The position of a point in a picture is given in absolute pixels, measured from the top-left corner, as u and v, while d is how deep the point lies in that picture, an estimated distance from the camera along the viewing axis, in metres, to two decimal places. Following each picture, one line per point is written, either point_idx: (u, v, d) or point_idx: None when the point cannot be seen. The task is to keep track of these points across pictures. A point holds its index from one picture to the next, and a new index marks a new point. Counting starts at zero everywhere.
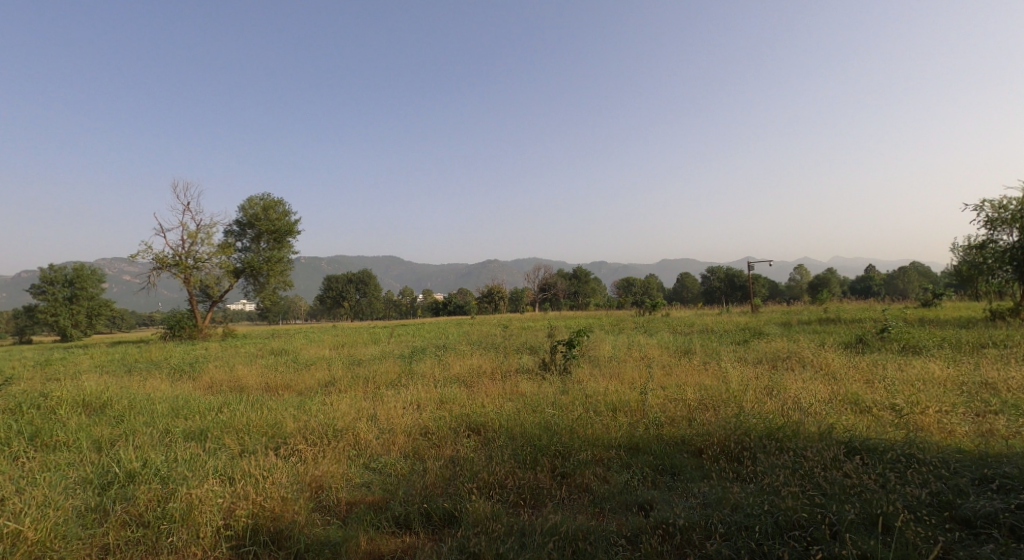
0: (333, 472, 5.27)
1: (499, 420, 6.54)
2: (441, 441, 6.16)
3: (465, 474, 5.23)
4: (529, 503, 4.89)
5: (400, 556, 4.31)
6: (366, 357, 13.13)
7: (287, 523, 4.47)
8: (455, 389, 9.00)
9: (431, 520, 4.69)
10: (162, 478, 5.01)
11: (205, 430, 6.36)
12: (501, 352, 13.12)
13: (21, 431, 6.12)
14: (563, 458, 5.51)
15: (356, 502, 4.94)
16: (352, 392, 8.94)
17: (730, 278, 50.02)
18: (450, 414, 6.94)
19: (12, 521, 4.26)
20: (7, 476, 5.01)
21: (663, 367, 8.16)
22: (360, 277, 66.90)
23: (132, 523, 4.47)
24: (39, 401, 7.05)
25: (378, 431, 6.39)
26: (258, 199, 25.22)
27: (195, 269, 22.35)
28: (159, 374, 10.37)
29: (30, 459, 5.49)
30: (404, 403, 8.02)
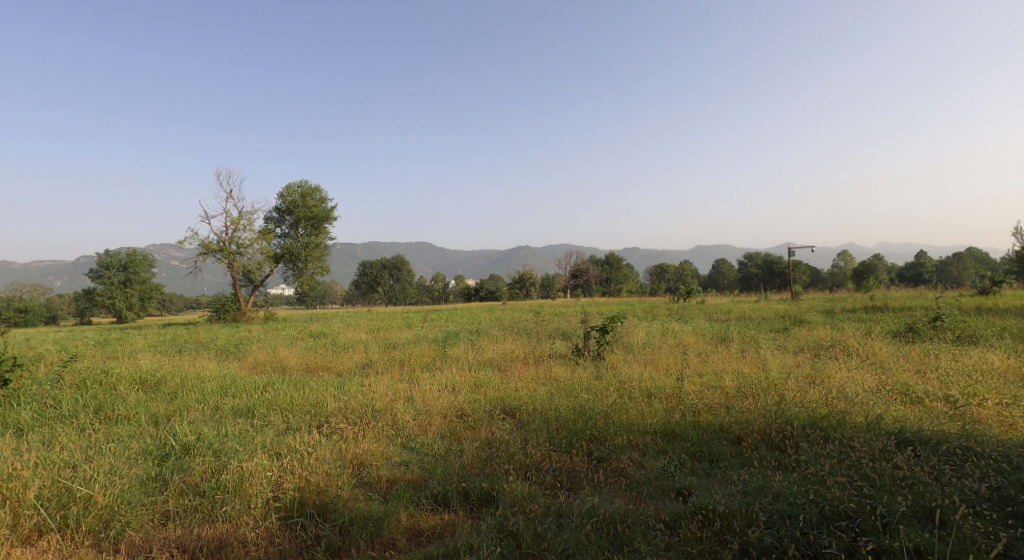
0: (373, 451, 5.41)
1: (535, 404, 6.58)
2: (477, 423, 6.24)
3: (502, 455, 5.30)
4: (565, 485, 4.93)
5: (440, 532, 4.41)
6: (401, 340, 13.39)
7: (332, 497, 4.63)
8: (490, 373, 9.08)
9: (469, 499, 4.79)
10: (215, 451, 5.22)
11: (252, 407, 6.59)
12: (534, 338, 13.18)
13: (86, 404, 6.45)
14: (598, 442, 5.53)
15: (395, 479, 5.06)
16: (389, 374, 9.14)
17: (770, 265, 48.85)
18: (485, 397, 7.02)
19: (83, 487, 4.52)
20: (76, 445, 5.30)
21: (699, 354, 8.07)
22: (394, 263, 67.82)
23: (189, 492, 4.68)
24: (100, 377, 7.41)
25: (415, 412, 6.52)
26: (297, 186, 25.64)
27: (238, 254, 23.02)
28: (208, 354, 10.79)
29: (95, 430, 5.79)
30: (440, 385, 8.13)
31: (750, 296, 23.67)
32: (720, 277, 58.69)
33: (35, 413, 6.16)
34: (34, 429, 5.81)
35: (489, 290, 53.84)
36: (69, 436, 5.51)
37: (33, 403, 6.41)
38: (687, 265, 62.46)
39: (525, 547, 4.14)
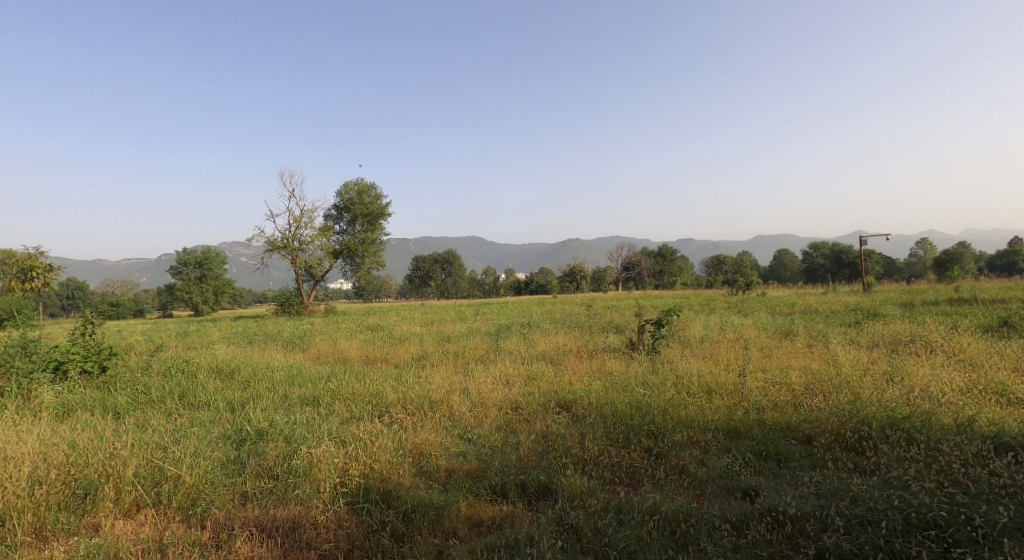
0: (431, 441, 5.50)
1: (590, 398, 6.52)
2: (533, 416, 6.24)
3: (558, 449, 5.28)
4: (624, 481, 4.86)
5: (500, 522, 4.43)
6: (455, 333, 13.55)
7: (394, 485, 4.74)
8: (543, 366, 9.04)
9: (526, 491, 4.79)
10: (286, 437, 5.44)
11: (317, 396, 6.81)
12: (587, 331, 13.09)
13: (171, 390, 6.85)
14: (656, 438, 5.43)
15: (454, 469, 5.12)
16: (444, 366, 9.27)
17: (840, 255, 46.56)
18: (540, 390, 6.99)
19: (173, 466, 4.79)
20: (165, 428, 5.63)
21: (762, 349, 7.78)
22: (447, 257, 68.73)
23: (265, 475, 4.89)
24: (182, 366, 7.86)
25: (471, 404, 6.58)
26: (353, 183, 26.28)
27: (300, 250, 24.02)
28: (276, 345, 11.27)
29: (180, 415, 6.12)
30: (495, 378, 8.18)
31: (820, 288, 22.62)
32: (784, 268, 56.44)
33: (129, 397, 6.57)
34: (128, 411, 6.20)
35: (541, 283, 53.72)
36: (158, 419, 5.85)
37: (127, 388, 6.86)
38: (747, 256, 60.43)
39: (586, 541, 4.13)
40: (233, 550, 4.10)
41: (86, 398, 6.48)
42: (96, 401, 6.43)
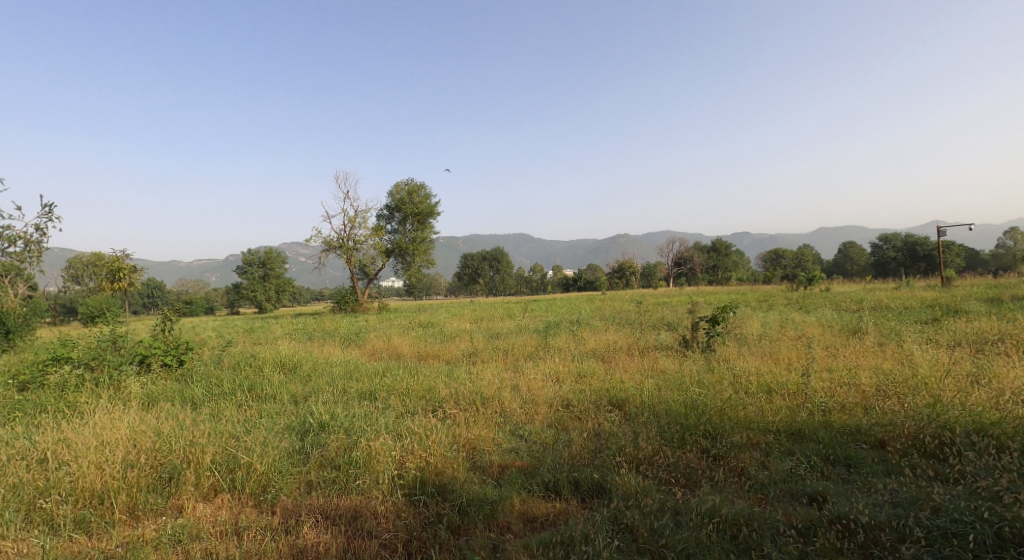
0: (483, 437, 5.52)
1: (643, 396, 6.39)
2: (584, 414, 6.17)
3: (611, 448, 5.20)
4: (681, 481, 4.74)
5: (553, 519, 4.41)
6: (504, 331, 13.58)
7: (449, 478, 4.79)
8: (594, 363, 8.94)
9: (580, 489, 4.75)
10: (346, 430, 5.58)
11: (373, 391, 6.95)
12: (638, 328, 12.85)
13: (240, 383, 7.15)
14: (713, 439, 5.27)
15: (507, 465, 5.12)
16: (494, 363, 9.30)
17: (913, 247, 44.12)
18: (591, 388, 6.91)
19: (245, 454, 4.98)
20: (236, 418, 5.87)
21: (827, 348, 7.42)
22: (495, 254, 69.06)
23: (327, 465, 5.02)
24: (250, 361, 8.20)
25: (522, 400, 6.57)
26: (403, 183, 26.69)
27: (355, 249, 24.69)
28: (333, 342, 11.61)
29: (249, 406, 6.38)
30: (545, 375, 8.15)
31: (892, 283, 21.37)
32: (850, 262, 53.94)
33: (205, 388, 6.90)
34: (204, 402, 6.51)
35: (589, 280, 53.16)
36: (230, 410, 6.11)
37: (202, 380, 7.20)
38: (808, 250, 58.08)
39: (642, 541, 4.05)
40: (300, 535, 4.23)
41: (167, 389, 6.83)
42: (175, 391, 6.79)
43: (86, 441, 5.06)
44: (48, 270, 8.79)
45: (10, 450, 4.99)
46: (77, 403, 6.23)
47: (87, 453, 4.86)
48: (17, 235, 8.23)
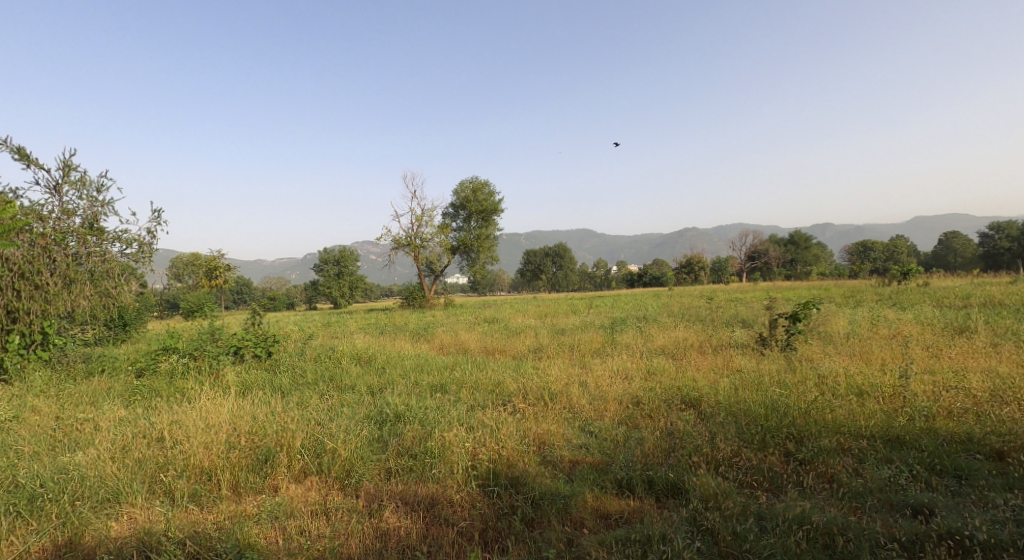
0: (553, 432, 5.46)
1: (718, 396, 6.13)
2: (656, 412, 5.99)
3: (686, 447, 5.02)
4: (764, 485, 4.53)
5: (628, 517, 4.32)
6: (570, 326, 13.48)
7: (521, 471, 4.78)
8: (664, 360, 8.70)
9: (654, 488, 4.62)
10: (420, 421, 5.67)
11: (443, 384, 7.04)
12: (710, 325, 12.39)
13: (321, 374, 7.45)
14: (797, 442, 4.99)
15: (578, 461, 5.04)
16: (561, 359, 9.23)
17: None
18: (663, 385, 6.70)
19: (330, 441, 5.15)
20: (320, 407, 6.10)
21: (926, 348, 6.85)
22: (559, 251, 68.74)
23: (404, 454, 5.11)
24: (329, 353, 8.54)
25: (591, 397, 6.46)
26: (468, 182, 26.93)
27: (422, 247, 25.37)
28: (404, 336, 11.92)
29: (330, 396, 6.62)
30: (614, 371, 8.00)
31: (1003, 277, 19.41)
32: (953, 254, 50.01)
33: (291, 378, 7.24)
34: (291, 390, 6.82)
35: (656, 276, 51.92)
36: (314, 399, 6.37)
37: (288, 370, 7.56)
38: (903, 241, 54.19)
39: (724, 545, 3.90)
40: (382, 519, 4.34)
41: (258, 377, 7.20)
42: (264, 379, 7.15)
43: (194, 423, 5.37)
44: (159, 270, 9.41)
45: (132, 428, 5.37)
46: (184, 388, 6.66)
47: (197, 434, 5.15)
48: (132, 237, 8.90)
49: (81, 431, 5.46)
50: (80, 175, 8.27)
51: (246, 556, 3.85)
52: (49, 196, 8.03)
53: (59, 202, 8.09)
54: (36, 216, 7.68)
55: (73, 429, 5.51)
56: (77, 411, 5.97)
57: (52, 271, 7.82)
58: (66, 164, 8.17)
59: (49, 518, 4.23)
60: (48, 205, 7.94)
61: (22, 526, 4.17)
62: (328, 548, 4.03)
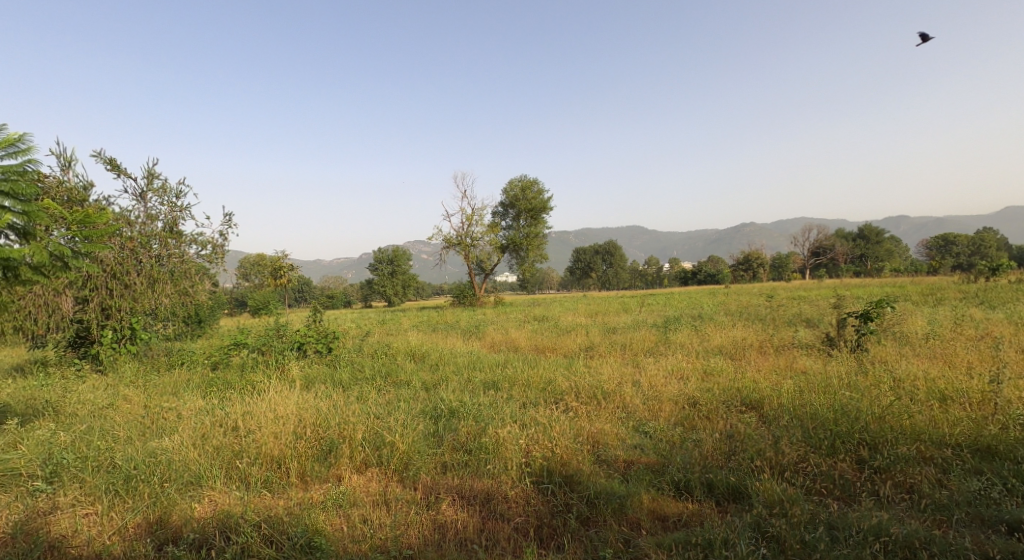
0: (607, 431, 5.37)
1: (781, 398, 5.87)
2: (713, 413, 5.79)
3: (748, 450, 4.83)
4: (834, 493, 4.34)
5: (687, 520, 4.22)
6: (622, 325, 13.26)
7: (575, 470, 4.73)
8: (722, 360, 8.42)
9: (714, 491, 4.49)
10: (474, 417, 5.69)
11: (496, 381, 7.04)
12: (770, 324, 11.89)
13: (378, 369, 7.59)
14: (871, 449, 4.74)
15: (633, 461, 4.94)
16: (613, 357, 9.08)
17: None
18: (721, 386, 6.47)
19: (389, 434, 5.23)
20: (378, 401, 6.21)
21: (1018, 352, 6.33)
22: (609, 248, 67.91)
23: (459, 449, 5.14)
24: (385, 350, 8.70)
25: (645, 396, 6.31)
26: (517, 180, 26.92)
27: (471, 246, 25.65)
28: (456, 334, 12.02)
29: (387, 391, 6.74)
30: (668, 371, 7.79)
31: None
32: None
33: (351, 374, 7.41)
34: (350, 385, 6.99)
35: (710, 273, 50.40)
36: (373, 394, 6.50)
37: (347, 365, 7.76)
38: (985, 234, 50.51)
39: (791, 554, 3.77)
40: (439, 512, 4.38)
41: (320, 372, 7.42)
42: (325, 374, 7.36)
43: (265, 413, 5.58)
44: (230, 271, 9.85)
45: (210, 418, 5.62)
46: (254, 381, 6.94)
47: (267, 424, 5.34)
48: (207, 239, 9.36)
49: (166, 419, 5.76)
50: (162, 182, 8.75)
51: (316, 543, 3.95)
52: (135, 203, 8.54)
53: (143, 208, 8.59)
54: (125, 221, 8.18)
55: (160, 417, 5.81)
56: (162, 400, 6.30)
57: (138, 272, 8.32)
58: (149, 173, 8.67)
59: (143, 497, 4.46)
60: (135, 212, 8.45)
61: (120, 504, 4.40)
62: (390, 537, 4.08)
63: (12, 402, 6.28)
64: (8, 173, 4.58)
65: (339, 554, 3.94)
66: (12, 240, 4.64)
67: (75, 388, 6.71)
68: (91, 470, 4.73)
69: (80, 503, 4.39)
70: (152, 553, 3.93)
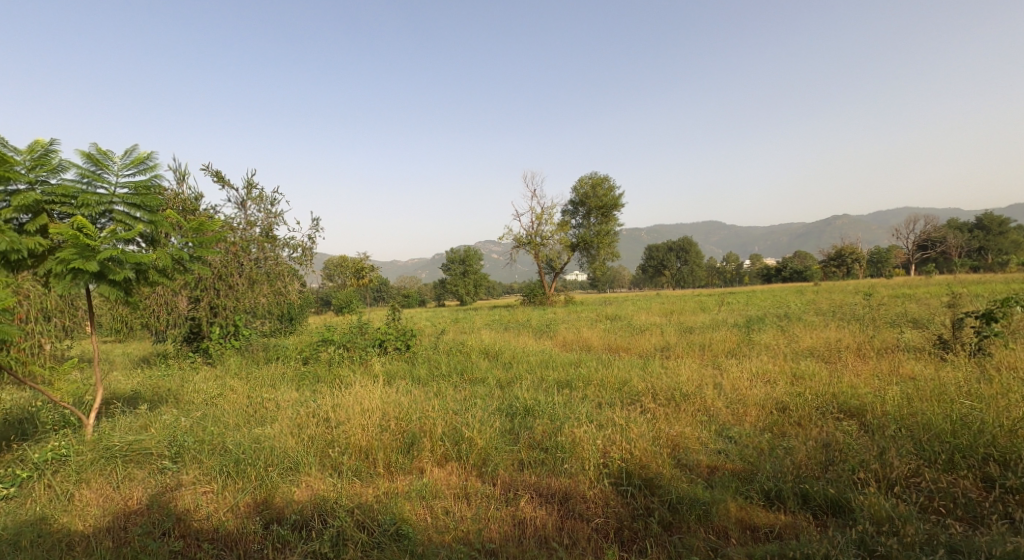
0: (688, 434, 5.07)
1: (885, 404, 5.34)
2: (807, 420, 5.35)
3: (849, 460, 4.42)
4: (955, 514, 3.92)
5: (780, 532, 3.93)
6: (699, 325, 12.68)
7: (655, 473, 4.50)
8: (813, 363, 7.83)
9: (810, 503, 4.16)
10: (551, 416, 5.56)
11: (570, 380, 6.87)
12: (869, 325, 10.95)
13: (453, 366, 7.62)
14: (1000, 467, 4.24)
15: (717, 467, 4.64)
16: (691, 358, 8.68)
17: None
18: (816, 391, 5.97)
19: (467, 429, 5.20)
20: (455, 398, 6.22)
21: None
22: (682, 245, 65.60)
23: (536, 447, 5.03)
24: (460, 348, 8.75)
25: (728, 399, 5.94)
26: (587, 178, 26.51)
27: (541, 245, 25.52)
28: (528, 332, 11.93)
29: (463, 387, 6.74)
30: (754, 373, 7.32)
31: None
32: None
33: (428, 370, 7.49)
34: (429, 381, 7.05)
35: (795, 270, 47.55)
36: (450, 390, 6.52)
37: (424, 362, 7.85)
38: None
39: None
40: (518, 508, 4.28)
41: (400, 368, 7.55)
42: (402, 370, 7.48)
43: (352, 406, 5.71)
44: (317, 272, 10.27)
45: (304, 408, 5.83)
46: (340, 376, 7.16)
47: (355, 416, 5.45)
48: (298, 243, 9.79)
49: (267, 408, 6.03)
50: (259, 191, 9.23)
51: (404, 531, 3.97)
52: (237, 211, 9.06)
53: (244, 216, 9.10)
54: (229, 227, 8.70)
55: (261, 406, 6.09)
56: (263, 391, 6.61)
57: (240, 273, 8.82)
58: (249, 183, 9.18)
59: (251, 479, 4.65)
60: (237, 219, 8.96)
61: (233, 485, 4.60)
62: (473, 530, 4.04)
63: (140, 388, 6.82)
64: (139, 188, 4.99)
65: (425, 543, 3.94)
66: (143, 247, 5.06)
67: (191, 379, 7.18)
68: (208, 452, 4.98)
69: (200, 482, 4.63)
70: (260, 531, 4.08)
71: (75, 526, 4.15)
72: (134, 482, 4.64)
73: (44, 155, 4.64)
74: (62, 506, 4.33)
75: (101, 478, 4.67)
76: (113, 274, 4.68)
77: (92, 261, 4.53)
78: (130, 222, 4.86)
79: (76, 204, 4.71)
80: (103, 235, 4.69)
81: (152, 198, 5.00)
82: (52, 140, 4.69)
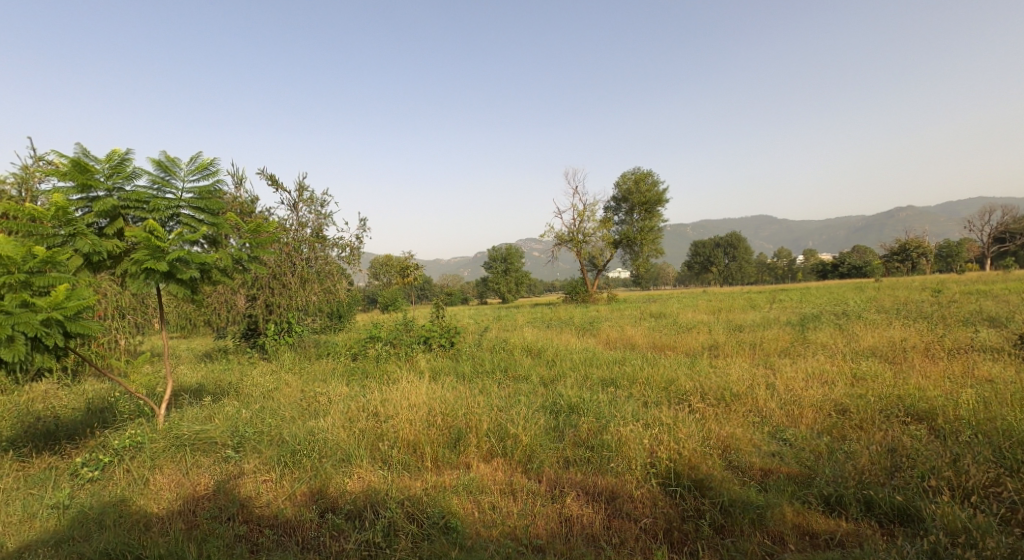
0: (739, 435, 4.82)
1: (957, 408, 4.95)
2: (869, 423, 5.02)
3: (916, 466, 4.11)
4: None
5: (842, 540, 3.70)
6: (749, 324, 12.22)
7: (705, 474, 4.29)
8: (875, 364, 7.38)
9: (875, 511, 3.89)
10: (597, 414, 5.41)
11: (615, 379, 6.69)
12: (935, 325, 10.27)
13: (497, 364, 7.55)
14: None
15: (771, 469, 4.39)
16: (742, 358, 8.34)
17: None
18: (879, 392, 5.60)
19: (512, 426, 5.12)
20: (499, 395, 6.14)
21: None
22: (730, 241, 63.69)
23: (580, 444, 4.89)
24: (502, 345, 8.68)
25: (783, 400, 5.64)
26: (631, 174, 26.07)
27: (584, 242, 25.20)
28: (570, 330, 11.77)
29: (507, 384, 6.66)
30: (810, 374, 6.96)
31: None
32: None
33: (472, 367, 7.45)
34: (473, 378, 7.01)
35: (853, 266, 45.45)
36: (494, 387, 6.45)
37: (468, 359, 7.82)
38: None
39: None
40: (564, 505, 4.17)
41: (445, 364, 7.54)
42: (445, 366, 7.47)
43: (399, 401, 5.72)
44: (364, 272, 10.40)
45: (354, 403, 5.88)
46: (385, 372, 7.20)
47: (402, 411, 5.45)
48: (347, 243, 9.93)
49: (319, 401, 6.12)
50: (310, 194, 9.41)
51: (452, 524, 3.93)
52: (289, 213, 9.26)
53: (296, 217, 9.29)
54: (282, 229, 8.90)
55: (314, 400, 6.18)
56: (315, 385, 6.72)
57: (293, 272, 9.02)
58: (300, 185, 9.37)
59: (307, 469, 4.70)
60: (289, 220, 9.16)
61: (291, 474, 4.67)
62: (520, 525, 3.95)
63: (205, 381, 7.05)
64: (203, 193, 5.14)
65: (473, 537, 3.88)
66: (205, 248, 5.19)
67: (251, 373, 7.38)
68: (267, 443, 5.07)
69: (260, 471, 4.71)
70: (316, 519, 4.12)
71: (150, 508, 4.28)
72: (202, 469, 4.77)
73: (121, 163, 4.82)
74: (140, 489, 4.48)
75: (172, 464, 4.82)
76: (181, 275, 4.80)
77: (162, 262, 4.66)
78: (196, 225, 5.00)
79: (148, 209, 4.86)
80: (171, 238, 4.83)
81: (215, 202, 5.14)
82: (128, 149, 4.87)
